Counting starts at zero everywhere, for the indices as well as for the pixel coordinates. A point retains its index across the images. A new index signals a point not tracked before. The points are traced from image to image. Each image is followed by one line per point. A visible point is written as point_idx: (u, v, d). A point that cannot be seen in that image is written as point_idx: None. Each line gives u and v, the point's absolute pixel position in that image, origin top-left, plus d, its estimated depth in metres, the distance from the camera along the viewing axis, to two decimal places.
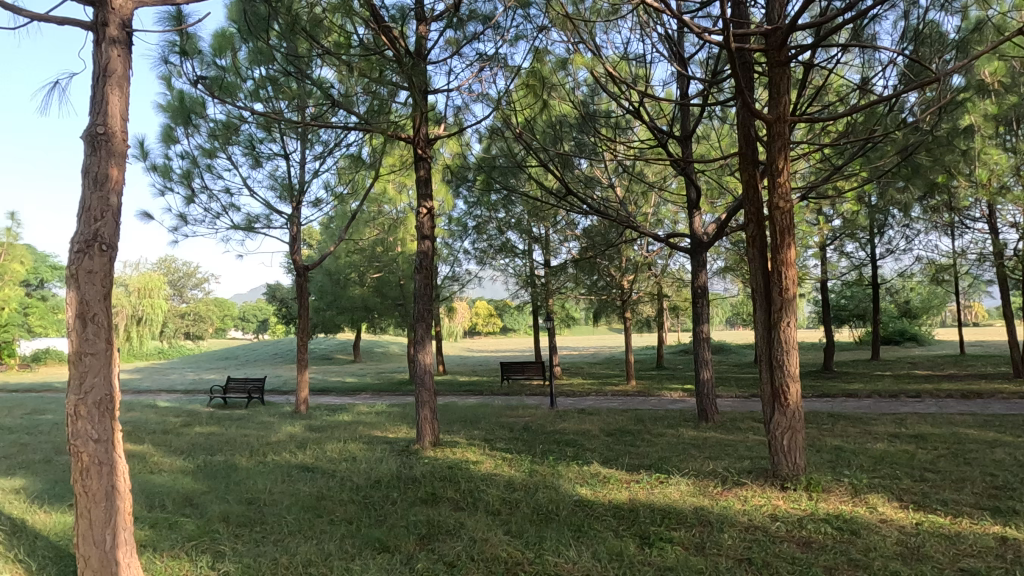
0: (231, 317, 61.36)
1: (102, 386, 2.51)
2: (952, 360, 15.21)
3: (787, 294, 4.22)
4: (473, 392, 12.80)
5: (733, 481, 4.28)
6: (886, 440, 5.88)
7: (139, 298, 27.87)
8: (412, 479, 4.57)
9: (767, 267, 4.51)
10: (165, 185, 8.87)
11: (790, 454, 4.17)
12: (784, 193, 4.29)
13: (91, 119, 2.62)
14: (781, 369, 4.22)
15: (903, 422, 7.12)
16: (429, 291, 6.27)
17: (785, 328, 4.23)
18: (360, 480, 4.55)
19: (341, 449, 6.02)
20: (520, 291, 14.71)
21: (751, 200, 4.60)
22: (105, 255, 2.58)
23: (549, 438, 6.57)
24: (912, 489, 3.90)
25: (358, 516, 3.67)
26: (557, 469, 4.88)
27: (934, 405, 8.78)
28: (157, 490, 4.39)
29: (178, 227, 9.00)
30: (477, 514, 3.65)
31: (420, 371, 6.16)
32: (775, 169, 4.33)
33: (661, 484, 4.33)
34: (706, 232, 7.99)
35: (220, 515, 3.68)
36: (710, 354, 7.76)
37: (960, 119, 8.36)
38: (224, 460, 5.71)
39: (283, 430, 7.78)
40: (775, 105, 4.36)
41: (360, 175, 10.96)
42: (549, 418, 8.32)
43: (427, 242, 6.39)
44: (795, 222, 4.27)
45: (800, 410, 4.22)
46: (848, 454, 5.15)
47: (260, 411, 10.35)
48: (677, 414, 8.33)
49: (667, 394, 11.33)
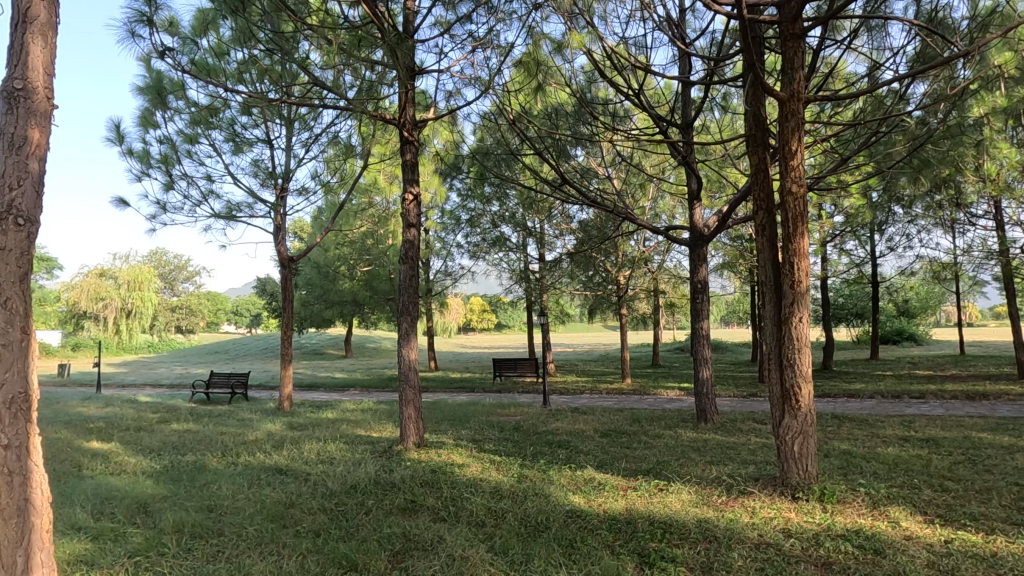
0: (222, 311, 60.80)
1: (14, 383, 2.14)
2: (952, 361, 15.00)
3: (799, 287, 3.87)
4: (465, 390, 12.48)
5: (738, 489, 3.95)
6: (897, 444, 5.55)
7: (129, 291, 27.47)
8: (390, 484, 4.23)
9: (777, 258, 4.16)
10: (143, 171, 8.48)
11: (801, 461, 3.84)
12: (798, 177, 3.93)
13: (7, 71, 2.25)
14: (792, 369, 3.86)
15: (912, 424, 6.81)
16: (415, 284, 5.91)
17: (796, 324, 3.87)
18: (336, 484, 4.21)
19: (320, 450, 5.65)
20: (514, 286, 14.35)
21: (760, 185, 4.25)
22: (23, 230, 2.21)
23: (541, 439, 6.24)
24: (935, 501, 3.57)
25: (327, 528, 3.33)
26: (548, 474, 4.53)
27: (939, 407, 8.48)
28: (113, 494, 4.02)
29: (156, 215, 8.63)
30: (459, 526, 3.30)
31: (404, 367, 5.80)
32: (788, 150, 3.97)
33: (661, 492, 3.99)
34: (707, 225, 7.63)
35: (174, 525, 3.32)
36: (710, 352, 7.43)
37: (971, 110, 8.05)
38: (193, 460, 5.35)
39: (262, 428, 7.42)
40: (788, 82, 4.00)
41: (349, 163, 10.59)
42: (542, 417, 7.98)
43: (413, 231, 6.02)
44: (808, 209, 3.92)
45: (812, 413, 3.88)
46: (859, 460, 4.82)
47: (243, 407, 9.98)
48: (675, 414, 8.01)
49: (664, 392, 11.01)
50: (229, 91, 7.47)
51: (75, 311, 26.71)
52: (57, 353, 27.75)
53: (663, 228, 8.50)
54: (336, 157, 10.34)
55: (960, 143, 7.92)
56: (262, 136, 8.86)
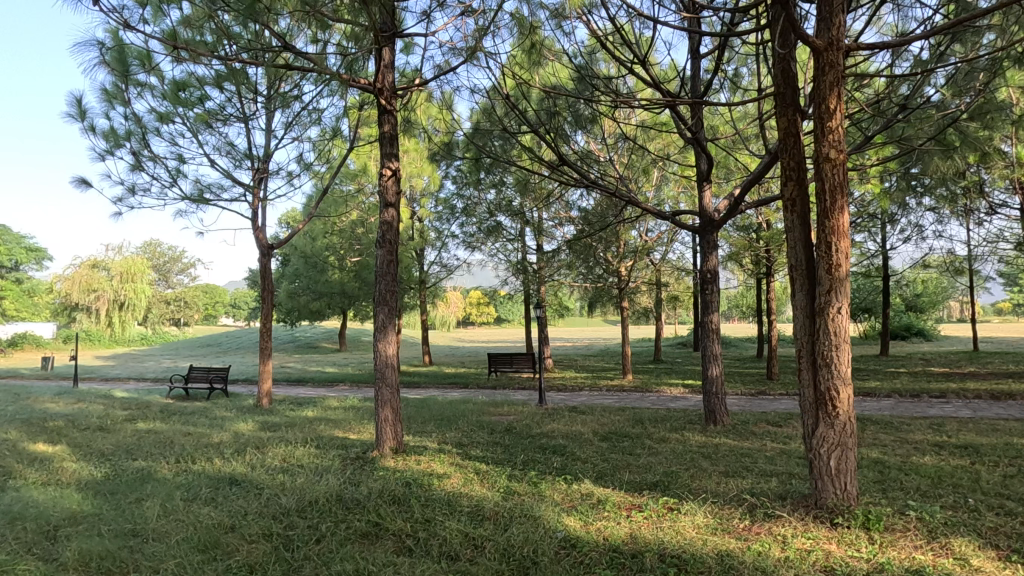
0: (218, 303, 60.16)
1: None
2: (968, 357, 14.43)
3: (838, 272, 3.26)
4: (458, 385, 11.93)
5: (762, 509, 3.36)
6: (933, 453, 4.93)
7: (122, 283, 26.75)
8: (354, 502, 3.60)
9: (810, 237, 3.51)
10: (108, 151, 7.83)
11: (838, 478, 3.22)
12: (837, 141, 3.29)
13: None
14: (829, 370, 3.25)
15: (941, 428, 6.20)
16: (393, 271, 5.28)
17: (834, 316, 3.26)
18: (291, 501, 3.59)
19: (286, 457, 5.03)
20: (511, 278, 13.79)
21: (790, 152, 3.58)
22: None
23: (534, 443, 5.64)
24: (1002, 530, 2.95)
25: (264, 562, 2.72)
26: (541, 489, 3.89)
27: (965, 407, 7.87)
28: (26, 512, 3.42)
29: (123, 198, 8.00)
30: (425, 562, 2.69)
31: (380, 363, 5.18)
32: (825, 110, 3.33)
33: (672, 513, 3.38)
34: (717, 210, 6.99)
35: (78, 558, 2.73)
36: (720, 347, 6.80)
37: (1009, 85, 7.38)
38: (141, 467, 4.75)
39: (231, 429, 6.81)
40: (826, 28, 3.34)
41: (336, 144, 9.93)
42: (536, 418, 7.39)
43: (392, 212, 5.41)
44: (848, 179, 3.30)
45: (852, 422, 3.26)
46: (897, 472, 4.20)
47: (220, 404, 9.37)
48: (681, 415, 7.39)
49: (666, 390, 10.42)
50: (198, 62, 6.82)
51: (67, 303, 26.14)
52: (48, 345, 27.13)
53: (670, 214, 7.85)
54: (321, 139, 9.71)
55: (994, 122, 7.27)
56: (238, 113, 8.22)
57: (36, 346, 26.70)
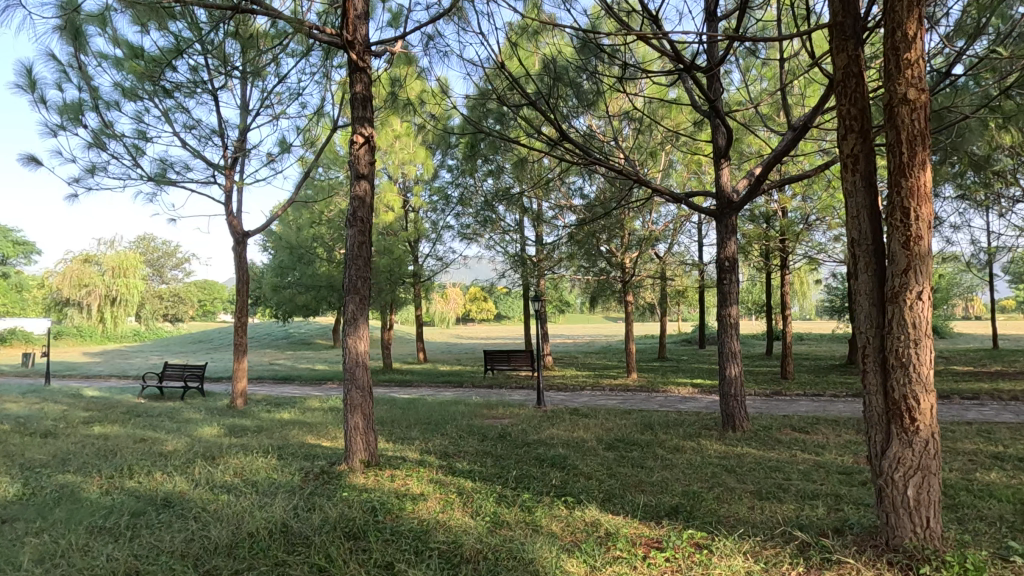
0: (217, 299, 59.36)
1: None
2: (990, 356, 13.70)
3: (919, 246, 2.52)
4: (452, 383, 11.24)
5: (817, 550, 2.63)
6: (1000, 468, 4.18)
7: (114, 277, 25.83)
8: (301, 535, 2.87)
9: (877, 203, 2.77)
10: (62, 125, 7.07)
11: (916, 511, 2.50)
12: (915, 78, 2.55)
13: None
14: (904, 372, 2.52)
15: (991, 436, 5.46)
16: (365, 254, 4.55)
17: (913, 302, 2.52)
18: (222, 534, 2.87)
19: (240, 471, 4.29)
20: (508, 271, 13.10)
21: (851, 97, 2.84)
22: None
23: (530, 453, 4.92)
24: None
25: None
26: (536, 517, 3.16)
27: (1005, 411, 7.14)
28: None
29: (80, 178, 7.24)
30: None
31: (350, 361, 4.46)
32: (902, 38, 2.58)
33: (702, 554, 2.65)
34: (735, 190, 6.24)
35: None
36: (739, 344, 6.03)
37: None
38: (65, 484, 4.01)
39: (192, 434, 6.07)
40: None
41: (320, 127, 9.19)
42: (534, 422, 6.67)
43: (364, 184, 4.68)
44: (930, 129, 2.56)
45: (935, 439, 2.53)
46: (970, 496, 3.45)
47: (191, 404, 8.66)
48: (694, 419, 6.66)
49: (674, 390, 9.70)
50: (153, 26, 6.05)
51: (57, 298, 25.37)
52: (37, 342, 26.36)
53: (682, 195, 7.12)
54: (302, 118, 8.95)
55: None
56: (208, 86, 7.46)
57: (23, 341, 25.93)
